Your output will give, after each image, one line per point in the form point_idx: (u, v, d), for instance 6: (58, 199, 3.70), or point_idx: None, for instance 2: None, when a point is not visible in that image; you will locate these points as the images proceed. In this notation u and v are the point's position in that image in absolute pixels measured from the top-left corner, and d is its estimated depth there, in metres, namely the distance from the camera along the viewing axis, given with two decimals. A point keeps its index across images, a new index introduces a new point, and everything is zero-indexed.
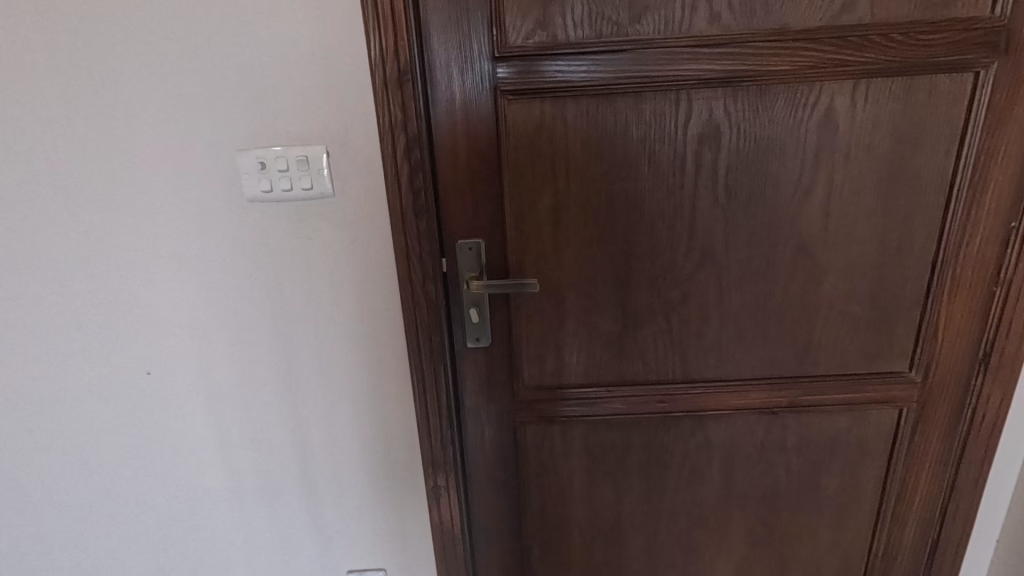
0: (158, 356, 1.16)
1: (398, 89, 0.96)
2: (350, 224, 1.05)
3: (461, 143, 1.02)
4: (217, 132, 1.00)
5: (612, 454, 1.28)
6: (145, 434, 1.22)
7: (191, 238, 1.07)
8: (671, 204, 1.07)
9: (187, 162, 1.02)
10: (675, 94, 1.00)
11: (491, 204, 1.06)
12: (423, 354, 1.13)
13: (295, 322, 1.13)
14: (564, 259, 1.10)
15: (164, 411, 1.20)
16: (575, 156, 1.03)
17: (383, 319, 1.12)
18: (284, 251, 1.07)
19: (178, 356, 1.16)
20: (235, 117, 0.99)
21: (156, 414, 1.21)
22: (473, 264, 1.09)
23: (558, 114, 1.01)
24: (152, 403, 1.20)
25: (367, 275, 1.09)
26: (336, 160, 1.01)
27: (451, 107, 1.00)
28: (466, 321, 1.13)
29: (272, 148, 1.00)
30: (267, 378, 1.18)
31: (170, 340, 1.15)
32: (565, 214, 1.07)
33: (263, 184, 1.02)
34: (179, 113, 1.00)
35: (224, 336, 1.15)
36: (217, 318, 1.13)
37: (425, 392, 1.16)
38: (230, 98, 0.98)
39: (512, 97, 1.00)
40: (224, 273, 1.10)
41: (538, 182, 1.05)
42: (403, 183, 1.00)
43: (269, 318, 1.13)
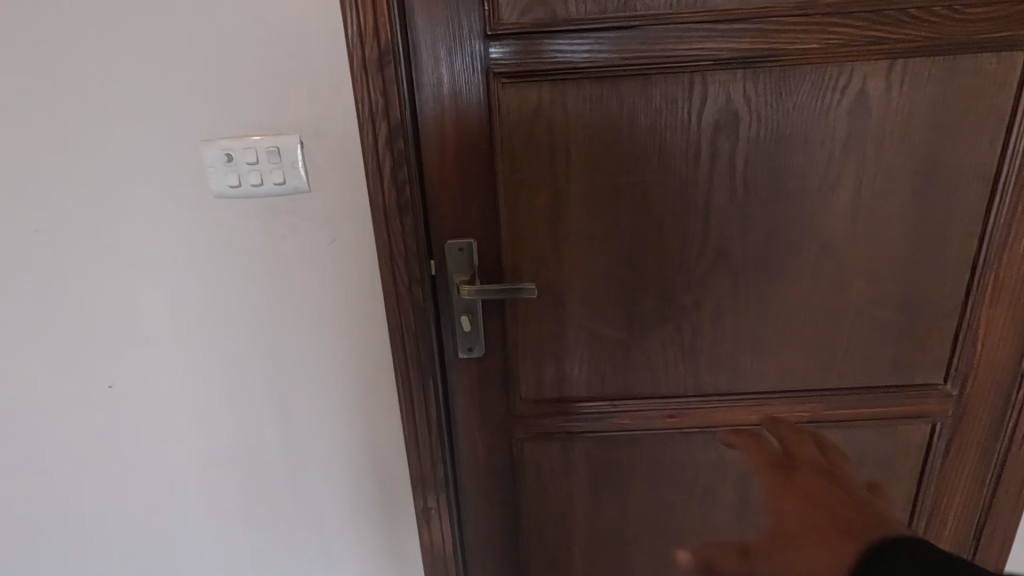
0: (123, 370, 1.07)
1: (379, 71, 0.85)
2: (329, 223, 0.95)
3: (451, 132, 0.91)
4: (179, 121, 0.90)
5: (617, 471, 1.18)
6: (111, 454, 1.13)
7: (155, 240, 0.98)
8: (683, 200, 0.96)
9: (148, 156, 0.93)
10: (688, 77, 0.89)
11: (484, 200, 0.95)
12: (412, 365, 1.03)
13: (271, 330, 1.03)
14: (566, 261, 1.00)
15: (128, 425, 1.11)
16: (577, 147, 0.93)
17: (367, 327, 1.03)
18: (256, 253, 0.98)
19: (145, 370, 1.07)
20: (200, 105, 0.89)
21: (123, 433, 1.11)
22: (464, 267, 0.99)
23: (558, 100, 0.90)
24: (114, 421, 1.10)
25: (349, 279, 0.99)
26: (312, 152, 0.91)
27: (438, 92, 0.90)
28: (457, 329, 1.03)
29: (239, 138, 0.90)
30: (243, 392, 1.08)
31: (135, 352, 1.05)
32: (566, 212, 0.97)
33: (231, 179, 0.92)
34: (139, 100, 0.90)
35: (195, 347, 1.05)
36: (187, 328, 1.04)
37: (413, 406, 1.06)
38: (194, 85, 0.88)
39: (506, 81, 0.89)
40: (192, 279, 1.00)
41: (536, 175, 0.94)
42: (386, 177, 0.90)
43: (240, 326, 1.03)
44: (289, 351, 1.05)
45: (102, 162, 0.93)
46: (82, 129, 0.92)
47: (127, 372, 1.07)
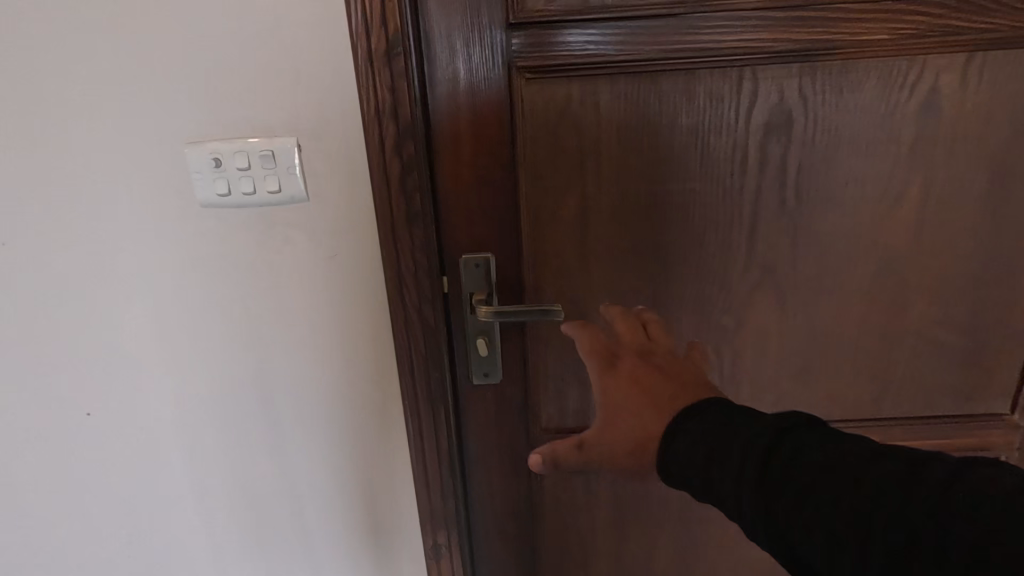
0: (102, 395, 0.96)
1: (386, 65, 0.75)
2: (329, 236, 0.85)
3: (466, 135, 0.81)
4: (162, 121, 0.80)
5: (644, 504, 1.08)
6: (90, 486, 1.02)
7: (136, 255, 0.87)
8: (727, 210, 0.86)
9: (127, 161, 0.82)
10: (737, 73, 0.79)
11: (503, 211, 0.85)
12: (421, 391, 0.93)
13: (266, 353, 0.93)
14: (593, 277, 0.89)
15: (109, 455, 1.00)
16: (608, 150, 0.82)
17: (371, 350, 0.92)
18: (249, 268, 0.87)
19: (126, 395, 0.96)
20: (185, 104, 0.79)
21: (102, 463, 1.01)
22: (480, 285, 0.88)
23: (589, 98, 0.80)
24: (94, 451, 1.00)
25: (352, 298, 0.89)
26: (310, 156, 0.80)
27: (453, 88, 0.79)
28: (472, 353, 0.92)
29: (228, 141, 0.79)
30: (237, 418, 0.98)
31: (115, 376, 0.95)
32: (594, 223, 0.86)
33: (219, 186, 0.81)
34: (115, 98, 0.79)
35: (181, 370, 0.95)
36: (173, 350, 0.93)
37: (422, 435, 0.96)
38: (177, 81, 0.78)
39: (530, 76, 0.79)
40: (178, 296, 0.90)
41: (562, 183, 0.84)
42: (393, 184, 0.80)
43: (233, 348, 0.93)
44: (286, 375, 0.95)
45: (74, 167, 0.83)
46: (51, 130, 0.81)
47: (106, 397, 0.96)
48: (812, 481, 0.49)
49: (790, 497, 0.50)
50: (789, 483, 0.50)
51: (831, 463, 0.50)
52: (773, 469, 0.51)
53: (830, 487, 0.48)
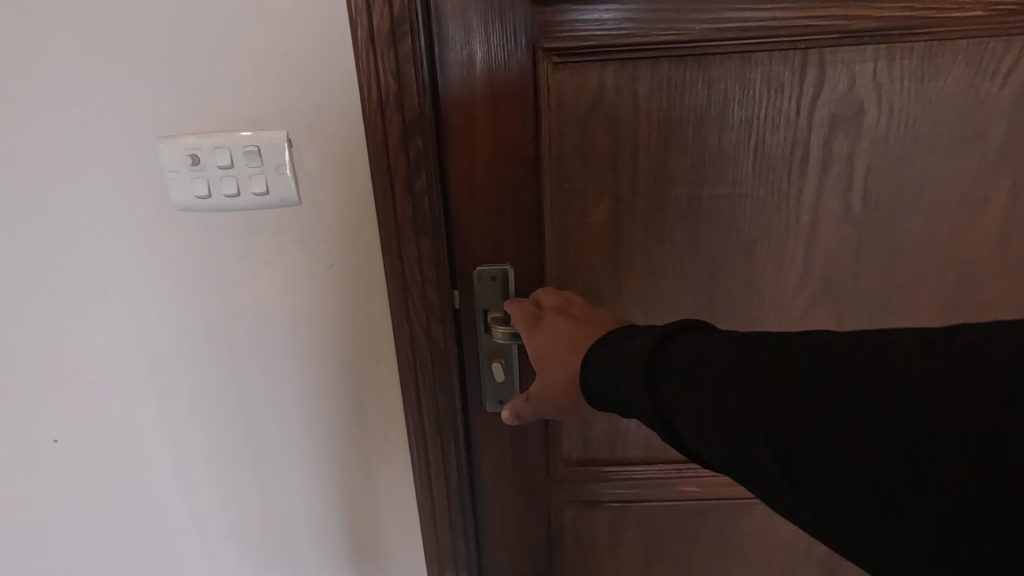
0: (68, 424, 0.84)
1: (391, 45, 0.63)
2: (324, 245, 0.73)
3: (482, 127, 0.70)
4: (127, 112, 0.68)
5: (674, 542, 0.97)
6: (57, 525, 0.90)
7: (102, 266, 0.75)
8: (783, 216, 0.75)
9: (89, 157, 0.70)
10: (801, 56, 0.67)
11: (525, 216, 0.74)
12: (429, 419, 0.82)
13: (254, 376, 0.81)
14: (626, 293, 0.78)
15: (75, 492, 0.88)
16: (648, 146, 0.71)
17: (374, 373, 0.81)
18: (232, 281, 0.76)
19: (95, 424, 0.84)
20: (156, 89, 0.67)
21: (72, 497, 0.89)
22: (498, 300, 0.77)
23: (626, 86, 0.68)
24: (64, 486, 0.88)
25: (351, 315, 0.77)
26: (303, 152, 0.69)
27: (468, 73, 0.68)
28: (487, 378, 0.81)
29: (209, 134, 0.67)
30: (221, 451, 0.87)
31: (83, 403, 0.83)
32: (628, 231, 0.75)
33: (199, 187, 0.69)
34: (74, 82, 0.67)
35: (158, 396, 0.83)
36: (147, 374, 0.81)
37: (429, 468, 0.85)
38: (148, 61, 0.66)
39: (559, 60, 0.67)
40: (151, 313, 0.78)
41: (592, 184, 0.73)
42: (398, 185, 0.68)
43: (216, 371, 0.81)
44: (276, 403, 0.83)
45: (23, 165, 0.70)
46: None
47: (73, 427, 0.84)
48: (702, 380, 0.45)
49: (682, 401, 0.46)
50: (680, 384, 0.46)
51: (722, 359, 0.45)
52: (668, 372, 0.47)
53: (718, 382, 0.44)
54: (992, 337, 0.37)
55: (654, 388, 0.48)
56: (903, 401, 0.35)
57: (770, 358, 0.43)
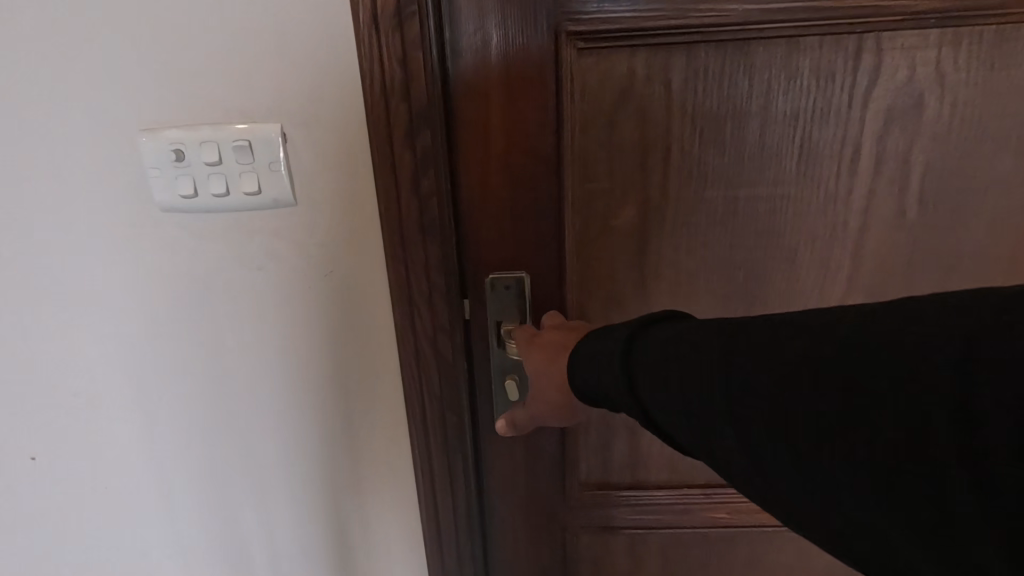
0: (39, 449, 0.76)
1: (397, 27, 0.56)
2: (322, 251, 0.66)
3: (497, 121, 0.63)
4: (99, 100, 0.60)
5: (697, 570, 0.90)
6: (27, 559, 0.82)
7: (77, 274, 0.67)
8: (829, 220, 0.67)
9: (59, 152, 0.62)
10: (855, 42, 0.60)
11: (543, 219, 0.67)
12: (435, 440, 0.75)
13: (246, 395, 0.74)
14: (653, 303, 0.71)
15: (43, 524, 0.80)
16: (680, 142, 0.64)
17: (377, 390, 0.74)
18: (221, 289, 0.68)
19: (71, 448, 0.76)
20: (134, 76, 0.59)
21: (39, 530, 0.80)
22: (512, 311, 0.70)
23: (657, 74, 0.61)
24: (33, 518, 0.79)
25: (352, 327, 0.70)
26: (298, 148, 0.61)
27: (482, 59, 0.61)
28: (500, 394, 0.74)
29: (194, 127, 0.60)
30: (208, 477, 0.78)
31: (56, 426, 0.75)
32: (656, 236, 0.68)
33: (183, 185, 0.61)
34: (41, 67, 0.59)
35: (141, 417, 0.75)
36: (129, 393, 0.73)
37: (435, 493, 0.78)
38: (125, 45, 0.58)
39: (585, 45, 0.60)
40: (133, 326, 0.70)
41: (617, 184, 0.66)
42: (404, 183, 0.61)
43: (205, 390, 0.73)
44: (270, 424, 0.75)
45: None
46: None
47: (44, 452, 0.76)
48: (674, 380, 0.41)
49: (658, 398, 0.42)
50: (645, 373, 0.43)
51: (689, 343, 0.41)
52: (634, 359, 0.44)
53: (682, 369, 0.40)
54: (978, 304, 0.32)
55: (626, 378, 0.44)
56: (886, 402, 0.31)
57: (739, 341, 0.38)
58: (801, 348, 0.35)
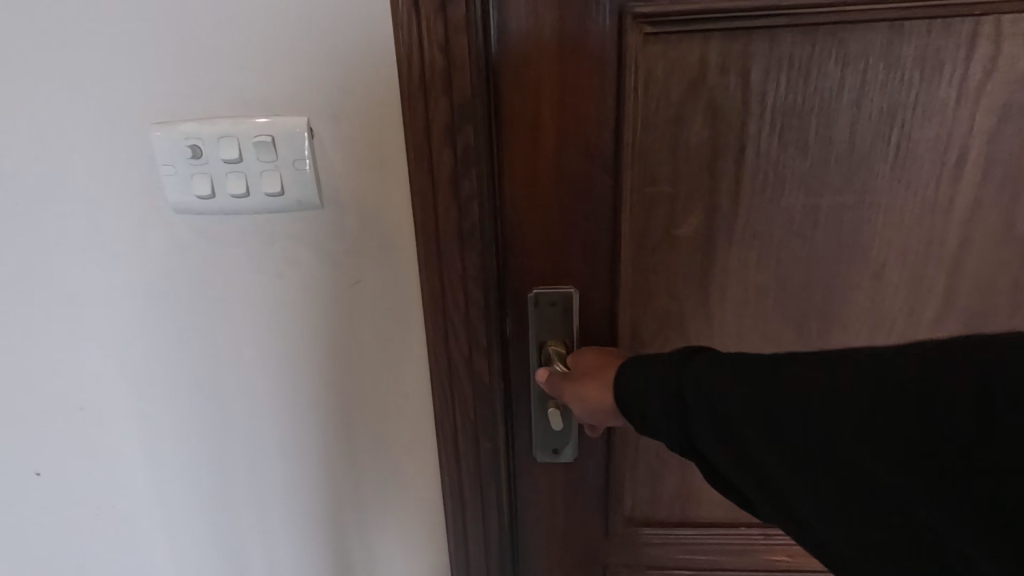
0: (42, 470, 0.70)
1: (440, 9, 0.49)
2: (349, 259, 0.59)
3: (547, 116, 0.56)
4: (108, 90, 0.54)
5: None
6: None
7: (83, 281, 0.61)
8: (924, 234, 0.58)
9: (67, 147, 0.56)
10: (971, 27, 0.51)
11: (594, 227, 0.59)
12: (468, 473, 0.67)
13: (260, 418, 0.67)
14: (715, 322, 0.64)
15: (43, 545, 0.74)
16: (756, 141, 0.56)
17: (403, 417, 0.66)
18: (236, 299, 0.61)
19: (75, 469, 0.70)
20: (148, 64, 0.53)
21: (38, 552, 0.74)
22: (557, 329, 0.63)
23: (735, 64, 0.53)
24: (35, 542, 0.74)
25: (377, 344, 0.63)
26: (325, 145, 0.54)
27: (533, 46, 0.53)
28: (540, 420, 0.67)
29: (212, 120, 0.54)
30: (216, 502, 0.72)
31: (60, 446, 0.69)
32: (722, 248, 0.60)
33: (198, 185, 0.55)
34: (50, 54, 0.53)
35: (149, 438, 0.69)
36: (137, 412, 0.67)
37: (464, 531, 0.70)
38: (139, 28, 0.52)
39: (652, 29, 0.52)
40: (143, 339, 0.64)
41: (681, 188, 0.58)
42: (442, 186, 0.54)
43: (217, 411, 0.67)
44: (285, 450, 0.68)
45: None
46: None
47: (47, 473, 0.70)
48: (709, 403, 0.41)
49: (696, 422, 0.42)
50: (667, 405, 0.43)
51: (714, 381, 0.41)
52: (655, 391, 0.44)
53: (707, 405, 0.41)
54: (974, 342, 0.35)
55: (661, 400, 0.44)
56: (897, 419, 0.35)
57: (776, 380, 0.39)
58: (819, 394, 0.37)
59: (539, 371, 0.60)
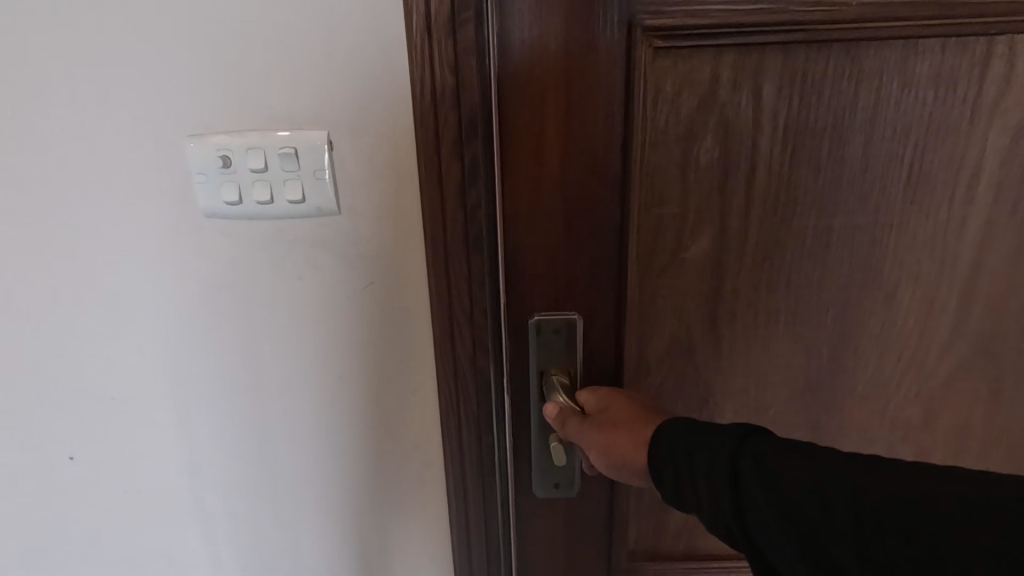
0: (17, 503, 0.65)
1: (448, 31, 0.46)
2: (366, 263, 0.54)
3: (551, 136, 0.52)
4: (80, 104, 0.49)
5: None
6: None
7: (62, 301, 0.56)
8: (935, 256, 0.57)
9: (40, 156, 0.51)
10: (984, 46, 0.50)
11: (602, 250, 0.56)
12: (474, 504, 0.63)
13: (255, 444, 0.62)
14: (726, 348, 0.61)
15: None
16: (768, 161, 0.54)
17: (408, 442, 0.62)
18: (241, 318, 0.57)
19: (50, 505, 0.65)
20: (134, 67, 0.48)
21: None
22: (560, 357, 0.59)
23: (747, 81, 0.51)
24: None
25: (404, 356, 0.58)
26: (346, 159, 0.50)
27: (539, 60, 0.50)
28: (541, 456, 0.63)
29: (243, 130, 0.49)
30: (203, 538, 0.67)
31: (36, 478, 0.64)
32: (733, 270, 0.58)
33: (228, 193, 0.50)
34: (18, 54, 0.48)
35: (130, 473, 0.64)
36: (122, 443, 0.62)
37: (468, 565, 0.67)
38: (121, 26, 0.47)
39: (662, 44, 0.49)
40: (129, 364, 0.59)
41: (691, 210, 0.55)
42: (449, 208, 0.51)
43: (211, 437, 0.62)
44: (279, 483, 0.64)
45: None
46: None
47: (25, 506, 0.65)
48: (768, 489, 0.37)
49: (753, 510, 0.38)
50: (714, 488, 0.39)
51: (778, 466, 0.37)
52: (702, 470, 0.40)
53: (766, 494, 0.37)
54: None
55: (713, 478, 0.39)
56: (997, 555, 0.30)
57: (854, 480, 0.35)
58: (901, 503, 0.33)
59: (548, 406, 0.57)
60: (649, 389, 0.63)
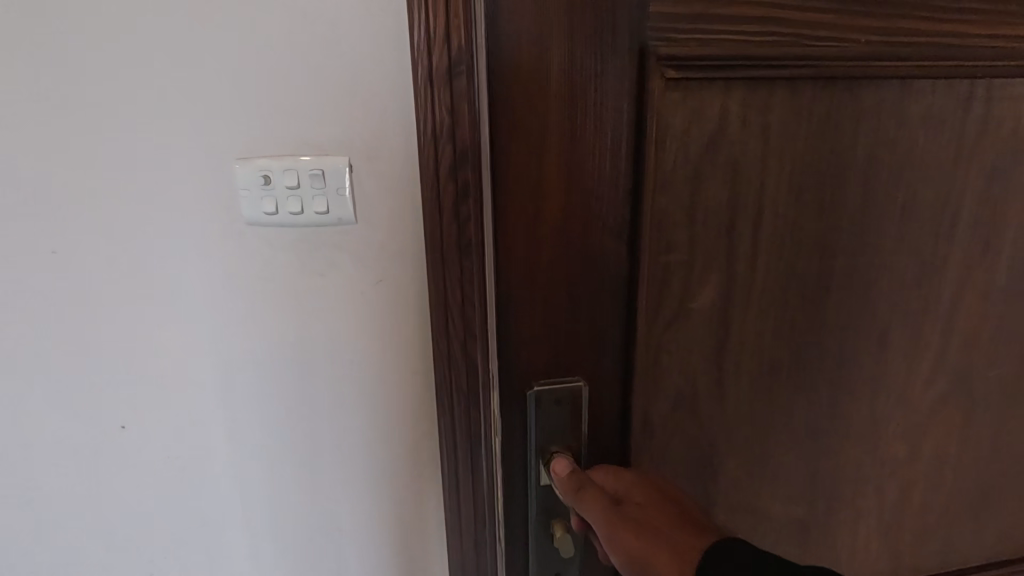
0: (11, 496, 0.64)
1: (446, 80, 0.47)
2: (380, 262, 0.56)
3: (553, 182, 0.44)
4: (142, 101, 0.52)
5: None
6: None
7: (96, 282, 0.56)
8: (922, 292, 0.57)
9: (103, 145, 0.53)
10: (967, 88, 0.50)
11: (605, 304, 0.49)
12: (466, 519, 0.61)
13: (252, 444, 0.62)
14: (729, 400, 0.56)
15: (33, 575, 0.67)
16: (774, 203, 0.50)
17: (411, 442, 0.62)
18: (257, 312, 0.58)
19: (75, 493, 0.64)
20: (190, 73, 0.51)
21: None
22: (563, 434, 0.51)
23: (755, 117, 0.47)
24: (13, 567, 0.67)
25: (411, 354, 0.59)
26: (364, 178, 0.53)
27: (539, 93, 0.42)
28: (541, 547, 0.53)
29: (280, 153, 0.53)
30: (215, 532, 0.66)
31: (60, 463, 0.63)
32: (738, 318, 0.53)
33: (264, 206, 0.53)
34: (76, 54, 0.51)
35: (149, 461, 0.63)
36: (136, 434, 0.62)
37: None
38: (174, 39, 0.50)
39: (676, 75, 0.44)
40: (159, 348, 0.59)
41: (698, 256, 0.50)
42: (448, 232, 0.51)
43: (220, 432, 0.62)
44: (276, 481, 0.64)
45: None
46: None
47: (41, 493, 0.64)
48: None
49: None
50: None
51: None
52: None
53: None
54: None
55: None
56: None
57: None
58: None
59: (556, 462, 0.49)
60: (654, 453, 0.56)
